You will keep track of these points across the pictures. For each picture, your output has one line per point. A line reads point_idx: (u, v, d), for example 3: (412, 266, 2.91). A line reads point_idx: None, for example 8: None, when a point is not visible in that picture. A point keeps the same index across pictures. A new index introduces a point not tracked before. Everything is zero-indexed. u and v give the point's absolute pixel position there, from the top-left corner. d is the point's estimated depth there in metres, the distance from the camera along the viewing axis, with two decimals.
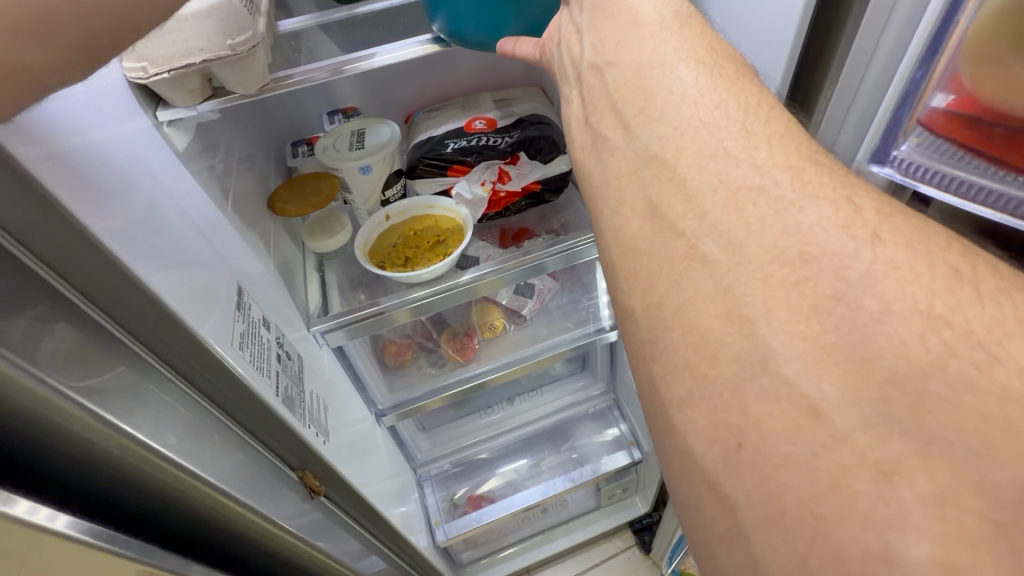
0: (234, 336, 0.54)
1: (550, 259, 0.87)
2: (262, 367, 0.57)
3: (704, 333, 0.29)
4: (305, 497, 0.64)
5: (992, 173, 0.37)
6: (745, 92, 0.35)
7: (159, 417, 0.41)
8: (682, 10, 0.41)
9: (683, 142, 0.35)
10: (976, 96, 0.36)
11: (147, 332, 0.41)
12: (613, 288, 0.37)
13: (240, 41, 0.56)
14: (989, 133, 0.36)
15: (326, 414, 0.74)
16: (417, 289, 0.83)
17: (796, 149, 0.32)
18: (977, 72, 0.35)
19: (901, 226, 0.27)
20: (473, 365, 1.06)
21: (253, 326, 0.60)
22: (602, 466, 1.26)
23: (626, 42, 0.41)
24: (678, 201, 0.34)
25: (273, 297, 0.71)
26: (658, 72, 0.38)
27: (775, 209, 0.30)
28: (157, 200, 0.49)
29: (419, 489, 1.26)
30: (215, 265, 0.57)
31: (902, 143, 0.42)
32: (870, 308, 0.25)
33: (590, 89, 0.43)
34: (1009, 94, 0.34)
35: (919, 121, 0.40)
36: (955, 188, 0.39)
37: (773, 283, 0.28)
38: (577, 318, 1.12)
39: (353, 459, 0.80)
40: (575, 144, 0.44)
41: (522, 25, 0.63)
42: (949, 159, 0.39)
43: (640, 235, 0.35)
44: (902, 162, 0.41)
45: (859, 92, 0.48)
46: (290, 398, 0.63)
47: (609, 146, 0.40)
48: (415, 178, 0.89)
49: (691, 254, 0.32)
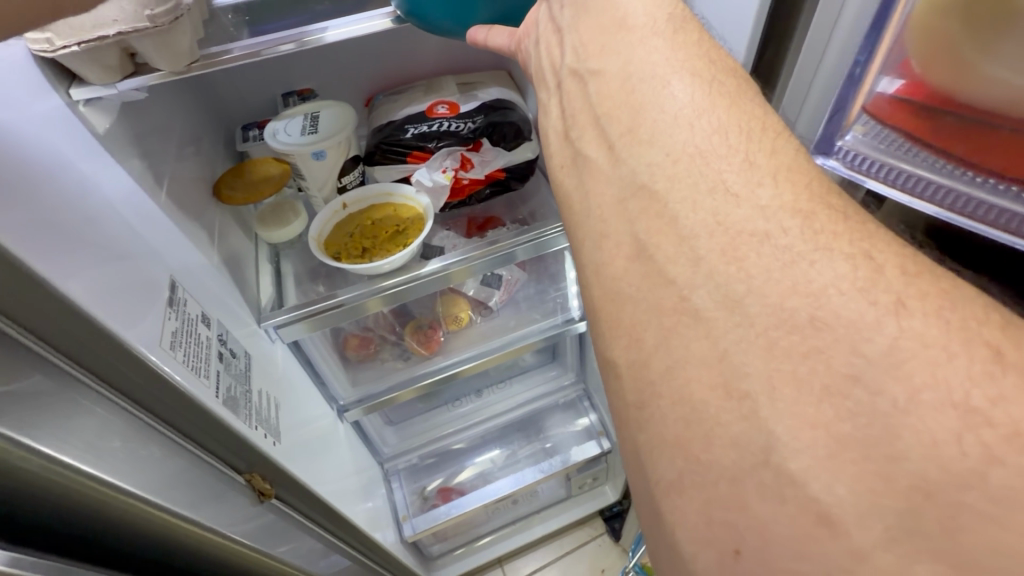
0: (167, 336, 0.46)
1: (519, 248, 0.82)
2: (199, 369, 0.50)
3: (699, 407, 0.26)
4: (254, 501, 0.57)
5: (941, 167, 0.33)
6: (747, 113, 0.30)
7: (85, 430, 0.37)
8: (676, 12, 0.35)
9: (675, 171, 0.30)
10: (926, 81, 0.32)
11: (63, 338, 0.35)
12: (594, 335, 0.33)
13: (160, 12, 0.47)
14: (937, 121, 0.33)
15: (277, 413, 0.66)
16: (377, 280, 0.76)
17: (805, 187, 0.27)
18: (929, 55, 0.31)
19: (929, 290, 0.23)
20: (439, 358, 1.00)
21: (190, 324, 0.52)
22: (572, 457, 1.23)
23: (612, 48, 0.36)
24: (669, 241, 0.29)
25: (217, 291, 0.62)
26: (649, 86, 0.33)
27: (781, 260, 0.25)
28: (73, 191, 0.42)
29: (386, 485, 1.21)
30: (142, 254, 0.48)
31: (846, 133, 0.37)
32: (894, 395, 0.21)
33: (571, 100, 0.39)
34: (964, 84, 0.30)
35: (863, 108, 0.36)
36: (902, 184, 0.35)
37: (777, 353, 0.24)
38: (545, 309, 1.07)
39: (310, 459, 0.73)
40: (553, 161, 0.39)
41: (494, 11, 0.56)
42: (896, 151, 0.35)
43: (625, 276, 0.31)
44: (847, 153, 0.37)
45: (815, 77, 0.45)
46: (234, 398, 0.55)
47: (591, 168, 0.35)
48: (373, 164, 0.82)
49: (682, 307, 0.28)
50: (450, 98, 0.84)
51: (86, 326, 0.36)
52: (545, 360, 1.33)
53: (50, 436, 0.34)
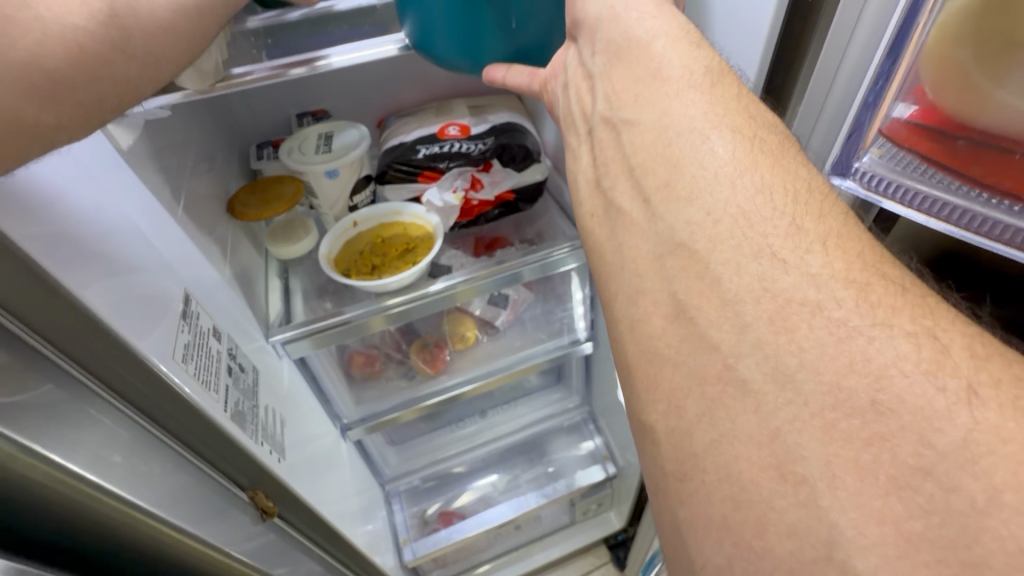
0: (181, 348, 0.44)
1: (526, 269, 0.80)
2: (210, 382, 0.48)
3: (749, 488, 0.24)
4: (257, 520, 0.55)
5: (956, 189, 0.32)
6: (792, 174, 0.29)
7: (91, 442, 0.36)
8: (714, 64, 0.34)
9: (717, 232, 0.29)
10: (940, 106, 0.32)
11: (79, 350, 0.35)
12: (628, 394, 0.32)
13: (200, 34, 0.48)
14: (952, 147, 0.33)
15: (283, 430, 0.63)
16: (387, 298, 0.75)
17: (858, 256, 0.26)
18: (941, 79, 0.31)
19: (1002, 377, 0.21)
20: (444, 377, 0.98)
21: (202, 337, 0.49)
22: (576, 481, 1.19)
23: (647, 98, 0.35)
24: (712, 305, 0.28)
25: (225, 305, 0.60)
26: (686, 140, 0.32)
27: (836, 335, 0.24)
28: (104, 205, 0.41)
29: (387, 507, 1.19)
30: (157, 268, 0.46)
31: (863, 154, 0.36)
32: (970, 493, 0.20)
33: (603, 148, 0.38)
34: (976, 108, 0.31)
35: (880, 131, 0.35)
36: (918, 205, 0.33)
37: (836, 437, 0.23)
38: (551, 329, 1.05)
39: (314, 479, 0.69)
40: (583, 209, 0.39)
41: (510, 47, 0.53)
42: (912, 173, 0.34)
43: (663, 337, 0.30)
44: (864, 174, 0.35)
45: (823, 111, 0.43)
46: (242, 413, 0.52)
47: (625, 220, 0.34)
48: (385, 183, 0.80)
49: (727, 376, 0.26)
50: (462, 119, 0.82)
51: (102, 338, 0.35)
52: (550, 382, 1.30)
53: (59, 445, 0.33)
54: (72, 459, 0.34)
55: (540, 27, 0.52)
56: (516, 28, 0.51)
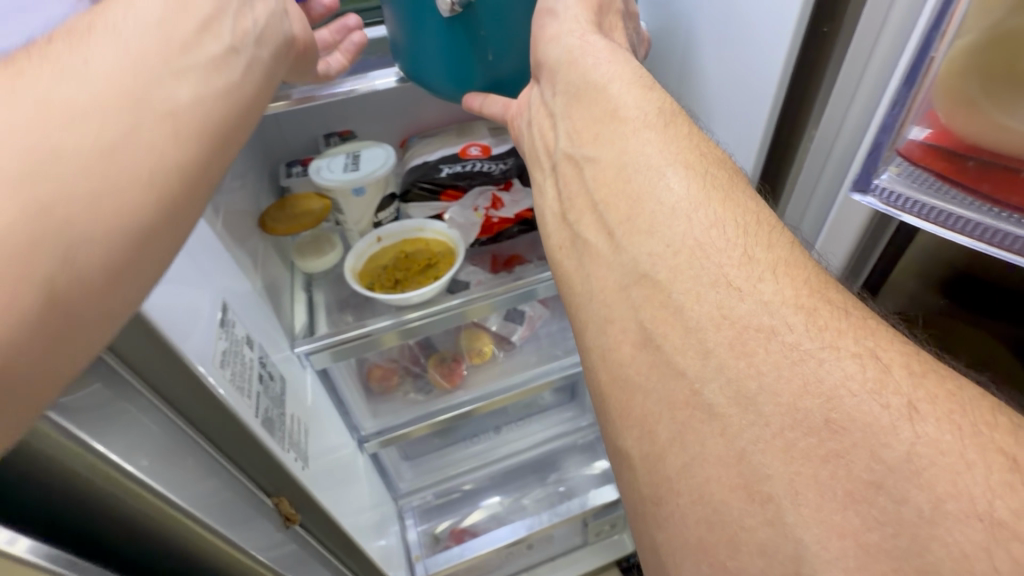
0: (219, 354, 0.41)
1: (541, 286, 0.79)
2: (245, 389, 0.45)
3: (720, 508, 0.25)
4: (279, 528, 0.53)
5: (970, 203, 0.37)
6: (742, 207, 0.31)
7: (136, 441, 0.33)
8: (665, 105, 0.37)
9: (677, 263, 0.31)
10: (952, 130, 0.37)
11: (128, 348, 0.32)
12: (603, 421, 0.33)
13: None
14: (962, 167, 0.38)
15: (307, 440, 0.60)
16: (406, 313, 0.73)
17: (804, 282, 0.28)
18: (951, 108, 0.36)
19: (937, 393, 0.23)
20: (460, 393, 0.96)
21: (237, 346, 0.46)
22: (589, 501, 1.14)
23: (606, 137, 0.37)
24: (676, 332, 0.30)
25: (260, 320, 0.57)
26: (645, 176, 0.34)
27: (790, 358, 0.26)
28: None
29: (400, 523, 1.14)
30: (196, 272, 0.42)
31: (883, 171, 0.41)
32: (918, 503, 0.21)
33: (567, 183, 0.39)
34: (984, 131, 0.35)
35: (897, 150, 0.40)
36: (936, 218, 0.38)
37: (795, 456, 0.24)
38: (566, 346, 1.02)
39: (334, 490, 0.67)
40: (551, 240, 0.40)
41: (487, 78, 0.53)
42: (928, 189, 0.39)
43: (632, 365, 0.31)
44: (884, 191, 0.40)
45: (838, 137, 0.51)
46: (272, 420, 0.49)
47: (591, 252, 0.36)
48: (408, 202, 0.79)
49: (694, 402, 0.28)
50: (483, 140, 0.81)
51: (152, 340, 0.33)
52: (563, 400, 1.27)
53: (106, 439, 0.31)
54: (116, 454, 0.32)
55: (515, 64, 0.53)
56: (493, 60, 0.52)
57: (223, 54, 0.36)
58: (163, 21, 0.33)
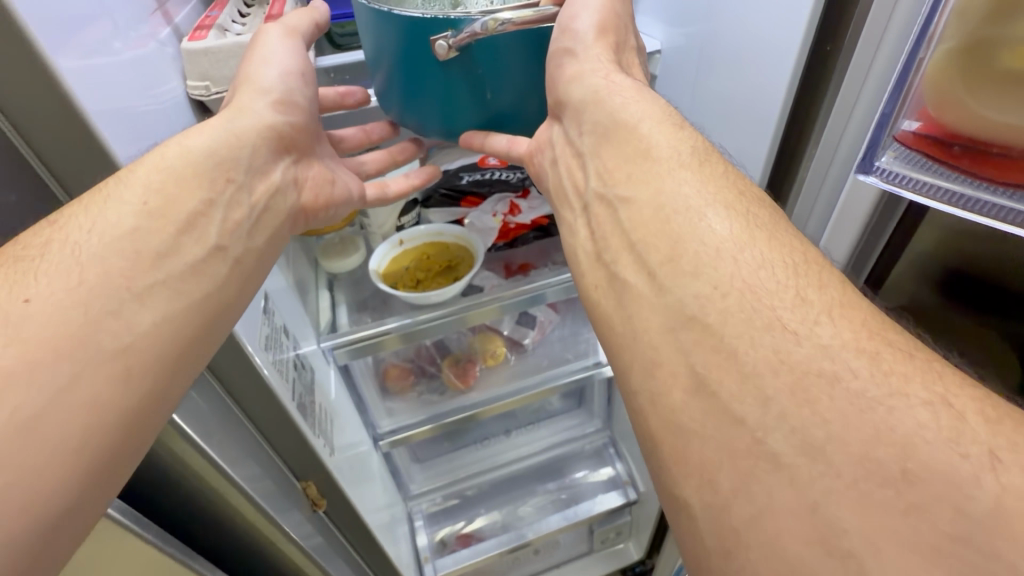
0: (264, 343, 0.53)
1: (551, 290, 0.78)
2: (284, 374, 0.57)
3: (793, 563, 0.24)
4: (302, 507, 0.67)
5: (984, 188, 0.33)
6: (788, 247, 0.31)
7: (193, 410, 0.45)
8: (698, 144, 0.37)
9: (727, 306, 0.30)
10: (945, 123, 0.33)
11: None
12: (656, 467, 0.32)
13: None
14: (946, 152, 0.34)
15: (333, 429, 0.71)
16: (421, 313, 0.74)
17: (863, 324, 0.28)
18: (942, 103, 0.32)
19: (1017, 441, 0.23)
20: (473, 393, 0.95)
21: (277, 335, 0.57)
22: (596, 507, 1.14)
23: (639, 177, 0.37)
24: (731, 378, 0.29)
25: (295, 309, 0.67)
26: (684, 218, 0.34)
27: (856, 405, 0.25)
28: (166, 112, 0.47)
29: (409, 524, 1.14)
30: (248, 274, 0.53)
31: (883, 155, 0.37)
32: (1011, 560, 0.21)
33: (600, 223, 0.39)
34: (977, 127, 0.32)
35: (895, 138, 0.36)
36: (949, 199, 0.34)
37: (873, 510, 0.23)
38: (576, 351, 1.00)
39: (354, 483, 0.77)
40: (586, 280, 0.40)
41: (484, 114, 0.48)
42: (932, 173, 0.34)
43: (685, 410, 0.31)
44: (887, 172, 0.36)
45: (851, 121, 0.47)
46: (304, 405, 0.62)
47: (632, 294, 0.35)
48: (429, 207, 0.81)
49: (757, 451, 0.27)
50: None
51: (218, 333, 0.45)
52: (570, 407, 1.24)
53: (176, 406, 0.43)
54: (180, 418, 0.43)
55: (513, 98, 0.47)
56: (492, 98, 0.46)
57: (204, 256, 0.42)
58: (134, 231, 0.39)
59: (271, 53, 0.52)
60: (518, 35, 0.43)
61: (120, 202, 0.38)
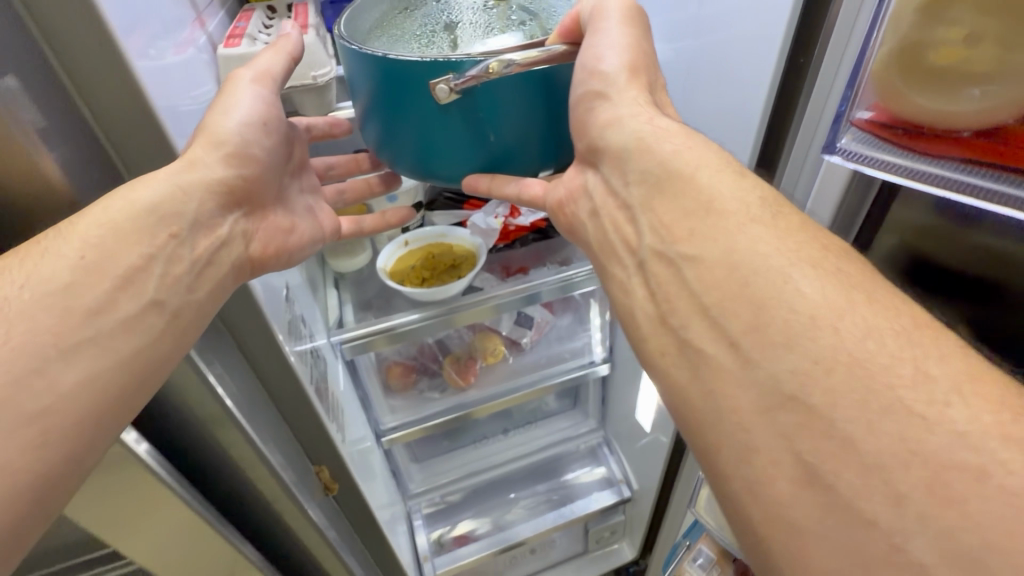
0: (287, 328, 0.55)
1: (546, 290, 0.75)
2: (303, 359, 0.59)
3: None
4: (319, 492, 0.67)
5: (953, 169, 0.31)
6: (893, 310, 0.28)
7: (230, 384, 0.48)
8: (766, 194, 0.34)
9: (834, 385, 0.27)
10: (897, 111, 0.32)
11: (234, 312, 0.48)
12: (765, 563, 0.29)
13: (320, 73, 0.62)
14: (893, 134, 0.32)
15: (343, 418, 0.72)
16: (425, 310, 0.71)
17: (1002, 403, 0.24)
18: (891, 93, 0.31)
19: None
20: (472, 392, 0.94)
21: (296, 322, 0.59)
22: (592, 504, 1.10)
23: (704, 233, 0.34)
24: (850, 469, 0.26)
25: (309, 302, 0.68)
26: (767, 280, 0.30)
27: (1015, 508, 0.22)
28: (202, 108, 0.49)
29: (408, 523, 1.08)
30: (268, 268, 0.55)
31: (844, 138, 0.34)
32: None
33: (661, 283, 0.36)
34: (926, 114, 0.31)
35: (853, 125, 0.34)
36: (921, 180, 0.31)
37: None
38: (573, 349, 1.00)
39: (364, 476, 0.77)
40: (649, 345, 0.36)
41: (488, 154, 0.47)
42: (898, 157, 0.32)
43: (796, 504, 0.27)
44: (850, 153, 0.33)
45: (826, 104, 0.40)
46: (320, 391, 0.63)
47: (712, 366, 0.32)
48: (434, 210, 0.81)
49: (896, 558, 0.24)
50: None
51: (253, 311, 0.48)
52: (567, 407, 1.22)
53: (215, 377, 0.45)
54: (220, 389, 0.45)
55: (514, 131, 0.46)
56: (494, 139, 0.45)
57: (137, 311, 0.38)
58: (69, 286, 0.35)
59: (236, 102, 0.47)
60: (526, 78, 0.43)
61: (56, 257, 0.35)
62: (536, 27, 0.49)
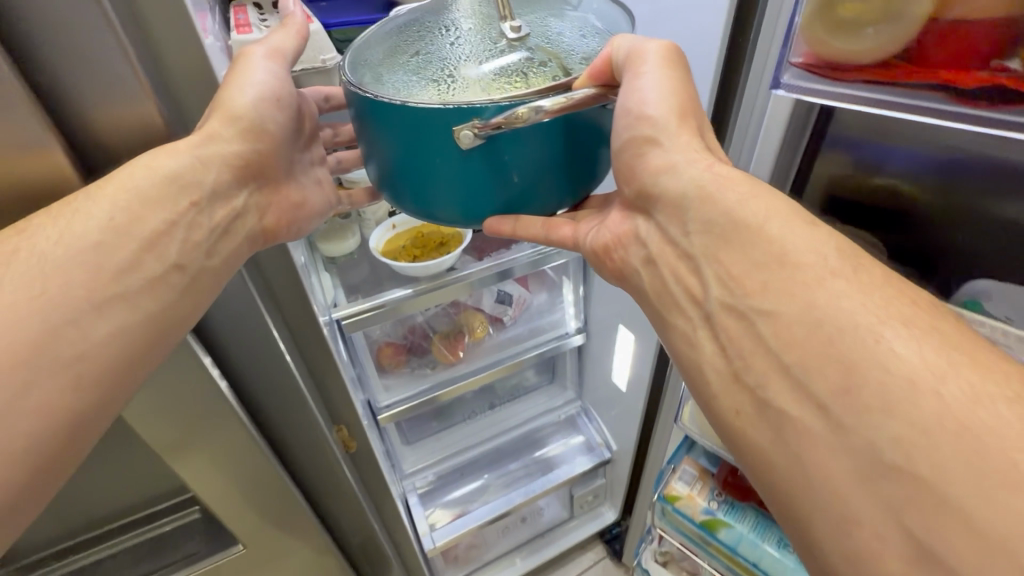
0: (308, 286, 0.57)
1: (518, 265, 0.76)
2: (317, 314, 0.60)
3: None
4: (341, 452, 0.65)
5: (886, 92, 0.38)
6: (998, 373, 0.27)
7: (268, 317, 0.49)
8: (843, 246, 0.33)
9: (945, 457, 0.25)
10: (826, 52, 0.39)
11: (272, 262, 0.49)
12: None
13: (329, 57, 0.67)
14: (830, 71, 0.40)
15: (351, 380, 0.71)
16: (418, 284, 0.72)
17: None
18: (820, 37, 0.39)
19: None
20: (461, 366, 0.91)
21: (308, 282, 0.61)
22: (575, 468, 1.07)
23: (779, 286, 0.32)
24: (969, 551, 0.24)
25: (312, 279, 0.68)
26: (856, 338, 0.29)
27: None
28: None
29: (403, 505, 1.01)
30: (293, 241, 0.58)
31: (787, 76, 0.42)
32: None
33: (731, 337, 0.34)
34: (849, 51, 0.38)
35: (792, 66, 0.42)
36: (864, 102, 0.39)
37: None
38: (552, 322, 1.00)
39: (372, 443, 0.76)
40: (721, 402, 0.35)
41: (510, 191, 0.45)
42: (839, 88, 0.40)
43: None
44: (793, 86, 0.42)
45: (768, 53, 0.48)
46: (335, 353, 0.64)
47: (799, 431, 0.30)
48: None
49: None
50: None
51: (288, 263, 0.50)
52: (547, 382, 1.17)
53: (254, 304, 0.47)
54: (264, 318, 0.48)
55: (535, 158, 0.43)
56: (518, 178, 0.44)
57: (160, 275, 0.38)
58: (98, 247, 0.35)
59: (251, 74, 0.46)
60: (557, 130, 0.42)
61: (87, 216, 0.35)
62: (557, 69, 0.43)
